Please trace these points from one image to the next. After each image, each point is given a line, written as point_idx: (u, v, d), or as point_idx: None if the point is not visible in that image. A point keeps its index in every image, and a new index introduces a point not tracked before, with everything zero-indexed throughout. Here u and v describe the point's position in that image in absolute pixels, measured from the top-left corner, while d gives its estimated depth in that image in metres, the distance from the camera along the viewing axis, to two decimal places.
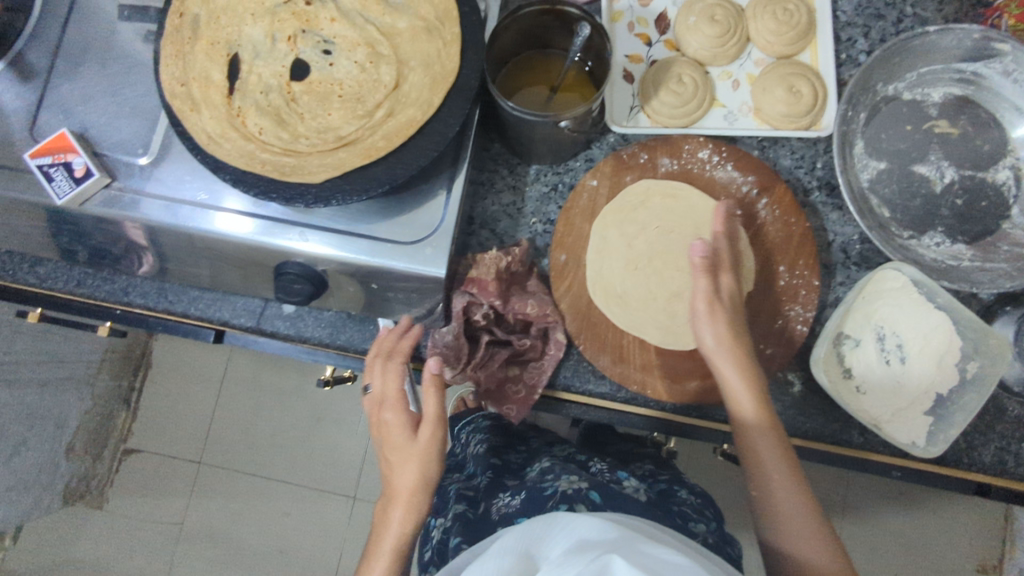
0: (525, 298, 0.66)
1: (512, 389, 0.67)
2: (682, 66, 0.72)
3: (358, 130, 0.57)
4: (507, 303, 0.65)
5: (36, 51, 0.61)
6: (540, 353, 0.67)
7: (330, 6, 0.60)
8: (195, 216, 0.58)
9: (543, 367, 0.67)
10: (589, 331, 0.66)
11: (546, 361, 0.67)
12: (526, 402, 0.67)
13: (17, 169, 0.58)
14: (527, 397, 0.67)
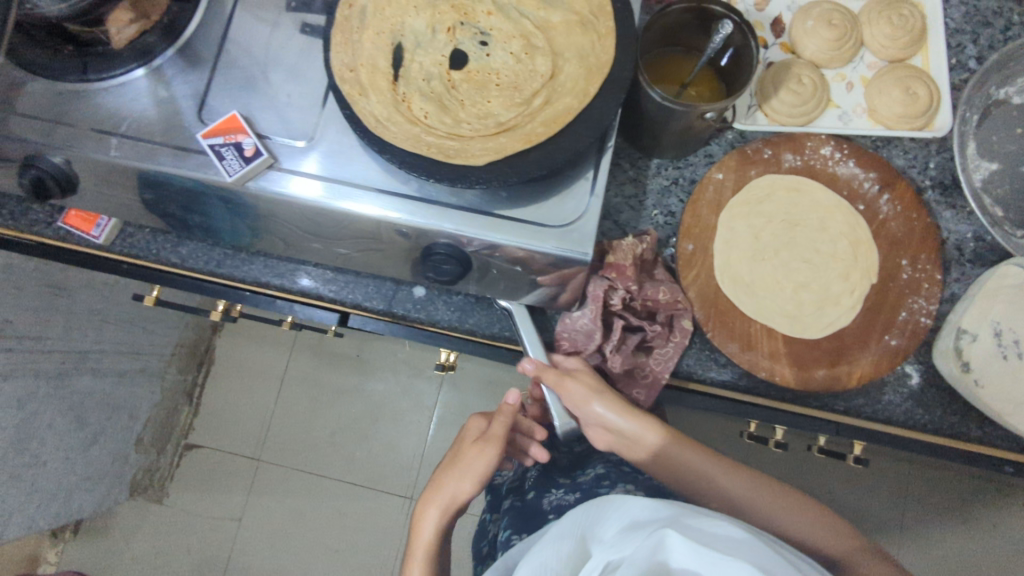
0: (656, 286, 0.68)
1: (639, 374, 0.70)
2: (800, 68, 0.74)
3: (516, 116, 0.59)
4: (639, 291, 0.67)
5: (204, 39, 0.65)
6: (667, 340, 0.69)
7: (487, 1, 0.63)
8: (275, 180, 0.61)
9: (672, 354, 0.69)
10: (715, 319, 0.68)
11: (673, 348, 0.69)
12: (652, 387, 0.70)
13: (187, 149, 0.62)
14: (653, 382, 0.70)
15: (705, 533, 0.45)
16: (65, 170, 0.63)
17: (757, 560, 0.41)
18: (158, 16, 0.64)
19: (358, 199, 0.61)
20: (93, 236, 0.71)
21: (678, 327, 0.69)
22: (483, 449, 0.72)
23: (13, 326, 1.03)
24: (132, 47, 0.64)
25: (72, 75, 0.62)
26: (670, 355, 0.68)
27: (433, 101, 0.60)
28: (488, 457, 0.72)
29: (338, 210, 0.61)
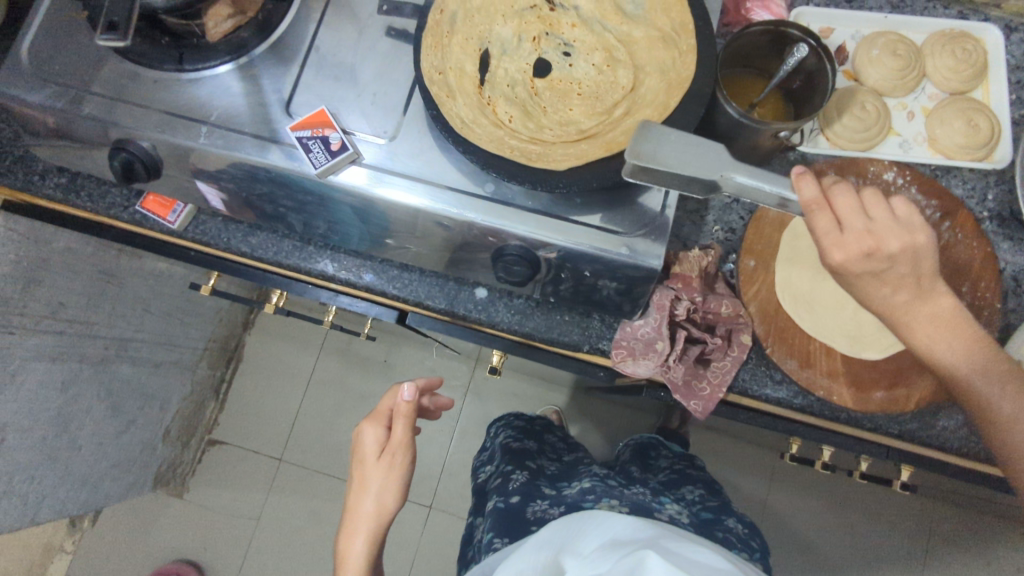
0: (718, 299, 0.69)
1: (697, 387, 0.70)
2: (865, 94, 0.76)
3: (597, 125, 0.61)
4: (702, 302, 0.68)
5: (294, 37, 0.68)
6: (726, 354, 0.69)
7: (572, 13, 0.65)
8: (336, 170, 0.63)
9: (730, 367, 0.69)
10: (775, 334, 0.68)
11: (732, 362, 0.69)
12: (709, 401, 0.70)
13: (275, 140, 0.64)
14: (710, 396, 0.69)
15: (687, 550, 0.52)
16: (153, 156, 0.66)
17: None
18: (253, 12, 0.67)
19: (399, 189, 0.63)
20: (169, 221, 0.74)
21: (738, 341, 0.69)
22: (395, 456, 0.75)
23: (66, 309, 1.05)
24: (227, 41, 0.66)
25: (168, 65, 0.65)
26: (729, 369, 0.69)
27: (516, 107, 0.62)
28: (398, 466, 0.75)
29: (376, 196, 0.63)
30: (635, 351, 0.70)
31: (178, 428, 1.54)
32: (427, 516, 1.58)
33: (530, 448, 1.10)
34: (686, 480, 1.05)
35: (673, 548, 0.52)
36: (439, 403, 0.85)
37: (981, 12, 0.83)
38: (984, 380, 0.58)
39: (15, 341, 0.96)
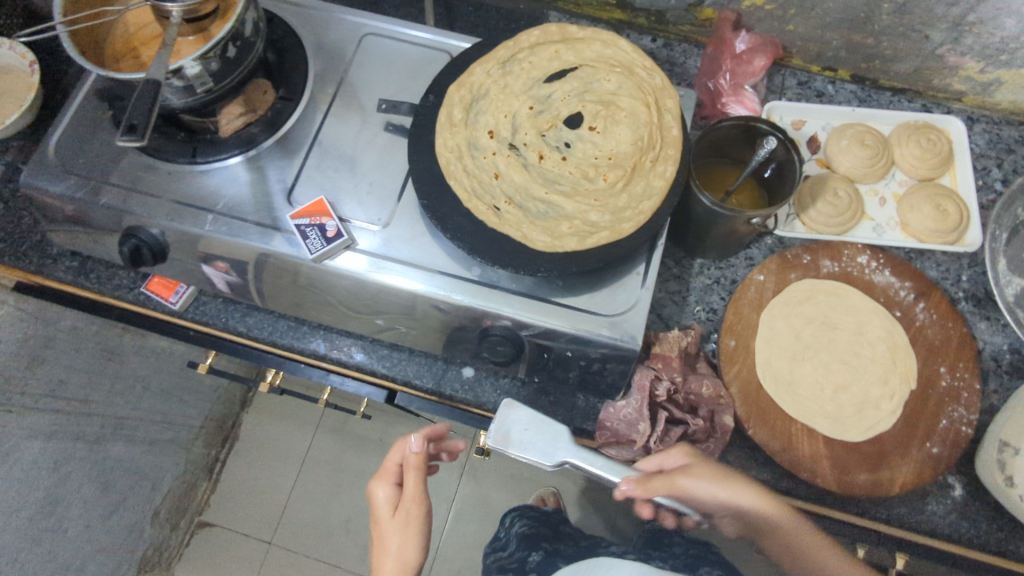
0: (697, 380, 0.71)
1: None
2: (837, 182, 0.81)
3: (577, 213, 0.65)
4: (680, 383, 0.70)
5: (298, 133, 0.73)
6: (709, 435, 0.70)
7: (550, 110, 0.69)
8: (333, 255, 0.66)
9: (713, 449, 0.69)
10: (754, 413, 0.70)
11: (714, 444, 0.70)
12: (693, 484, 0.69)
13: (275, 227, 0.68)
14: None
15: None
16: (160, 241, 0.69)
17: None
18: (263, 110, 0.73)
19: (400, 275, 0.66)
20: (170, 302, 0.77)
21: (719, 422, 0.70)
22: (409, 512, 0.71)
23: (66, 387, 1.07)
24: (237, 136, 0.71)
25: (182, 158, 0.70)
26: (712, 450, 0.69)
27: (502, 196, 0.66)
28: (414, 524, 0.70)
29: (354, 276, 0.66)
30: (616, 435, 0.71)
31: (168, 509, 1.51)
32: None
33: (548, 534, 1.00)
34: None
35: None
36: (446, 447, 0.79)
37: (943, 106, 0.89)
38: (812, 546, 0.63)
39: (12, 420, 0.97)
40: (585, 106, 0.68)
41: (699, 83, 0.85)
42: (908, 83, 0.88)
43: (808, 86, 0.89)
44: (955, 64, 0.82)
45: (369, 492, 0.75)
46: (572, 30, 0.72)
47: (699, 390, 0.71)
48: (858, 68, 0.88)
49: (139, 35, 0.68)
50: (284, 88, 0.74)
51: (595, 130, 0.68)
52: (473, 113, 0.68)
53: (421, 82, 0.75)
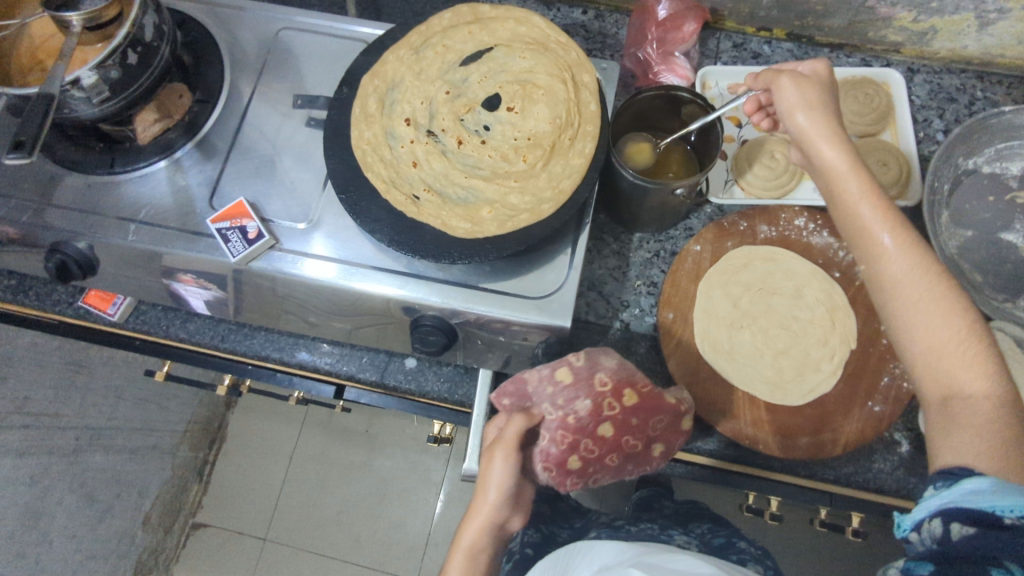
0: (574, 394, 0.62)
1: (625, 469, 0.64)
2: (774, 145, 0.79)
3: (497, 197, 0.65)
4: (556, 408, 0.62)
5: (219, 135, 0.72)
6: (626, 436, 0.62)
7: (468, 95, 0.69)
8: (290, 263, 0.65)
9: (646, 438, 0.63)
10: (641, 394, 0.63)
11: (640, 437, 0.63)
12: (655, 462, 0.65)
13: (199, 232, 0.67)
14: (651, 460, 0.65)
15: (673, 561, 0.53)
16: (87, 254, 0.68)
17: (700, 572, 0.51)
18: (179, 115, 0.72)
19: (376, 281, 0.65)
20: (108, 314, 0.77)
21: (630, 419, 0.63)
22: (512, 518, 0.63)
23: (33, 402, 1.06)
24: (155, 143, 0.71)
25: (100, 169, 0.69)
26: (647, 437, 0.63)
27: (422, 185, 0.65)
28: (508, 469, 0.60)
29: (277, 275, 0.66)
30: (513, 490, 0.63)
31: (158, 514, 1.52)
32: None
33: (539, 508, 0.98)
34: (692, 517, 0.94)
35: (657, 562, 0.53)
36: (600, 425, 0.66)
37: (883, 58, 0.87)
38: (938, 341, 0.52)
39: None
40: (502, 87, 0.69)
41: (627, 54, 0.84)
42: (845, 38, 0.86)
43: (743, 48, 0.87)
44: (887, 15, 0.80)
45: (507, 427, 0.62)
46: (484, 9, 0.71)
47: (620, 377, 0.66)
48: (792, 26, 0.86)
49: (44, 48, 0.68)
50: (202, 90, 0.73)
51: (513, 111, 0.68)
52: (389, 103, 0.68)
53: (338, 75, 0.75)
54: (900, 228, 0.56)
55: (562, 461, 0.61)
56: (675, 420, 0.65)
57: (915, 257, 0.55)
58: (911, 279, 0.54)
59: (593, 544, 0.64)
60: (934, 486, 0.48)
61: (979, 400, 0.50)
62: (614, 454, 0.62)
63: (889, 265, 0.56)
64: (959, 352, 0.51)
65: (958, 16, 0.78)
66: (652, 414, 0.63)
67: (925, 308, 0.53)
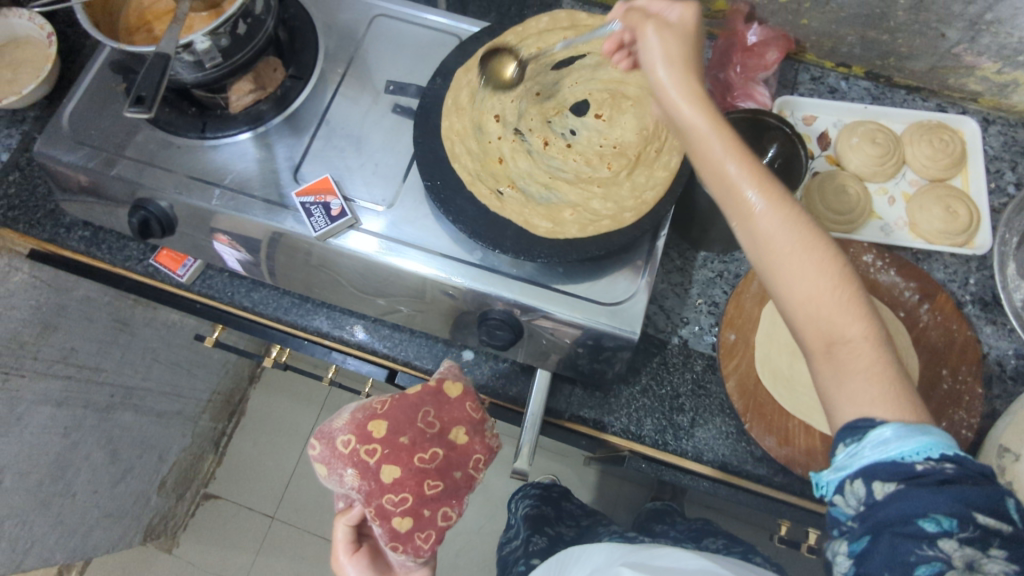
0: (336, 473, 0.61)
1: (459, 483, 0.63)
2: (846, 179, 0.80)
3: (579, 202, 0.65)
4: (344, 491, 0.61)
5: (308, 111, 0.74)
6: (416, 458, 0.61)
7: (557, 99, 0.71)
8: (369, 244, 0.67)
9: (442, 440, 0.63)
10: (391, 402, 0.63)
11: (430, 445, 0.62)
12: (482, 444, 0.64)
13: (282, 205, 0.69)
14: (477, 446, 0.64)
15: (658, 557, 0.56)
16: (167, 213, 0.70)
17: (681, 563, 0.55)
18: (272, 88, 0.74)
19: (412, 258, 0.66)
20: (178, 275, 0.79)
21: (396, 439, 0.61)
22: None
23: (78, 354, 1.07)
24: (246, 113, 0.72)
25: (191, 133, 0.71)
26: (440, 428, 0.63)
27: (505, 180, 0.66)
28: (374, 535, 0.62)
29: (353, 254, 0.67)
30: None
31: (173, 480, 1.53)
32: None
33: (548, 517, 1.00)
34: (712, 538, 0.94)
35: (644, 560, 0.57)
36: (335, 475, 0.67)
37: (958, 106, 0.88)
38: (823, 297, 0.48)
39: (24, 385, 0.98)
40: (592, 94, 0.71)
41: (709, 75, 0.84)
42: (924, 82, 0.87)
43: (821, 82, 0.88)
44: (972, 63, 0.81)
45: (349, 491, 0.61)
46: (581, 16, 0.72)
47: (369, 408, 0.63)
48: (873, 65, 0.87)
49: (152, 10, 0.70)
50: (295, 67, 0.75)
51: (601, 118, 0.70)
52: (480, 98, 0.69)
53: (429, 65, 0.76)
54: (767, 184, 0.49)
55: (395, 529, 0.61)
56: (440, 396, 0.65)
57: (781, 215, 0.48)
58: (790, 241, 0.48)
59: (586, 549, 0.68)
60: (843, 443, 0.46)
61: (860, 343, 0.47)
62: (429, 480, 0.61)
63: (757, 225, 0.49)
64: (834, 299, 0.48)
65: None
66: (419, 409, 0.63)
67: (814, 271, 0.48)
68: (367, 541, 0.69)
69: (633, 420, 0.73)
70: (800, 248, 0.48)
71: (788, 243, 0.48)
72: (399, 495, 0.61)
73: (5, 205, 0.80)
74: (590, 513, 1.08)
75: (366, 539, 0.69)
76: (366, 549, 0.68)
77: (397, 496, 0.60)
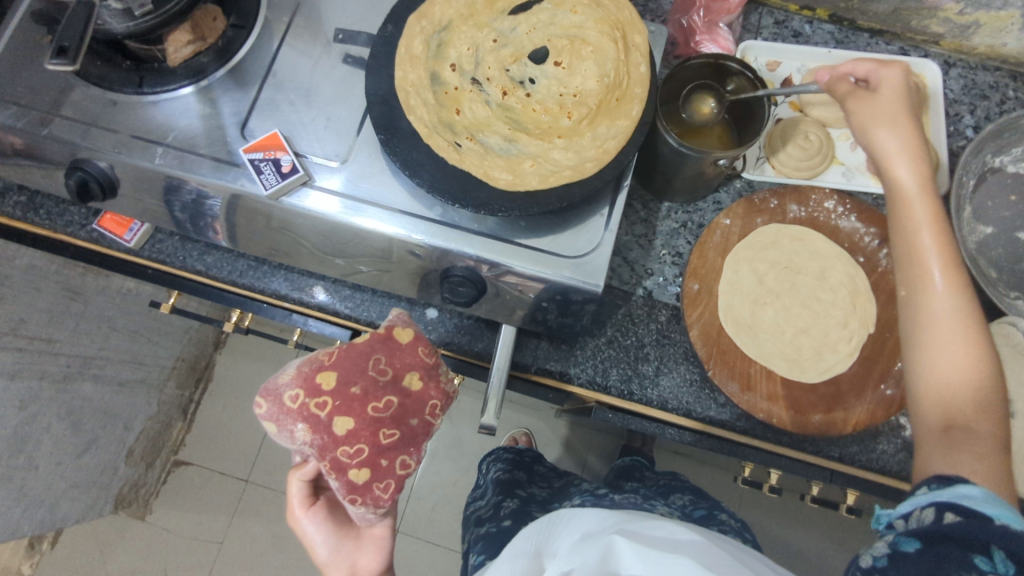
0: (286, 428, 0.60)
1: (416, 429, 0.63)
2: (809, 125, 0.80)
3: (540, 152, 0.64)
4: (297, 446, 0.60)
5: (253, 62, 0.70)
6: (369, 407, 0.60)
7: (512, 44, 0.68)
8: (322, 201, 0.64)
9: (395, 388, 0.62)
10: (339, 352, 0.62)
11: (383, 393, 0.61)
12: (436, 389, 0.64)
13: (230, 162, 0.65)
14: (432, 392, 0.64)
15: (653, 528, 0.53)
16: (108, 175, 0.67)
17: (697, 557, 0.47)
18: (212, 39, 0.69)
19: (370, 216, 0.64)
20: (125, 240, 0.76)
21: (347, 389, 0.60)
22: (374, 529, 0.71)
23: (27, 325, 1.03)
24: (186, 66, 0.68)
25: (127, 88, 0.67)
26: (392, 375, 0.62)
27: (464, 132, 0.64)
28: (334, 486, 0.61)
29: (304, 212, 0.65)
30: (354, 531, 0.72)
31: (142, 448, 1.51)
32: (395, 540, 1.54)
33: (519, 481, 1.02)
34: (673, 489, 0.95)
35: (639, 530, 0.53)
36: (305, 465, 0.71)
37: (920, 49, 0.87)
38: (964, 413, 0.53)
39: None
40: (551, 41, 0.67)
41: (672, 20, 0.83)
42: (887, 25, 0.86)
43: (785, 25, 0.87)
44: (934, 4, 0.80)
45: (298, 445, 0.61)
46: None
47: (322, 357, 0.62)
48: (836, 7, 0.85)
49: None
50: (237, 16, 0.70)
51: (560, 66, 0.67)
52: (435, 46, 0.66)
53: (381, 12, 0.72)
54: (952, 269, 0.56)
55: (352, 482, 0.60)
56: (390, 343, 0.64)
57: (961, 300, 0.55)
58: (953, 320, 0.55)
59: (577, 512, 0.64)
60: (927, 486, 0.49)
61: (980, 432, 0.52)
62: (385, 429, 0.61)
63: (932, 302, 0.56)
64: (968, 391, 0.54)
65: (1004, 13, 0.78)
66: (369, 357, 0.62)
67: (976, 363, 0.54)
68: (325, 495, 0.74)
69: (599, 371, 0.73)
70: (948, 375, 0.55)
71: (939, 366, 0.55)
72: (354, 446, 0.60)
73: None
74: (553, 472, 1.12)
75: (323, 494, 0.74)
76: (322, 502, 0.72)
77: (352, 448, 0.60)
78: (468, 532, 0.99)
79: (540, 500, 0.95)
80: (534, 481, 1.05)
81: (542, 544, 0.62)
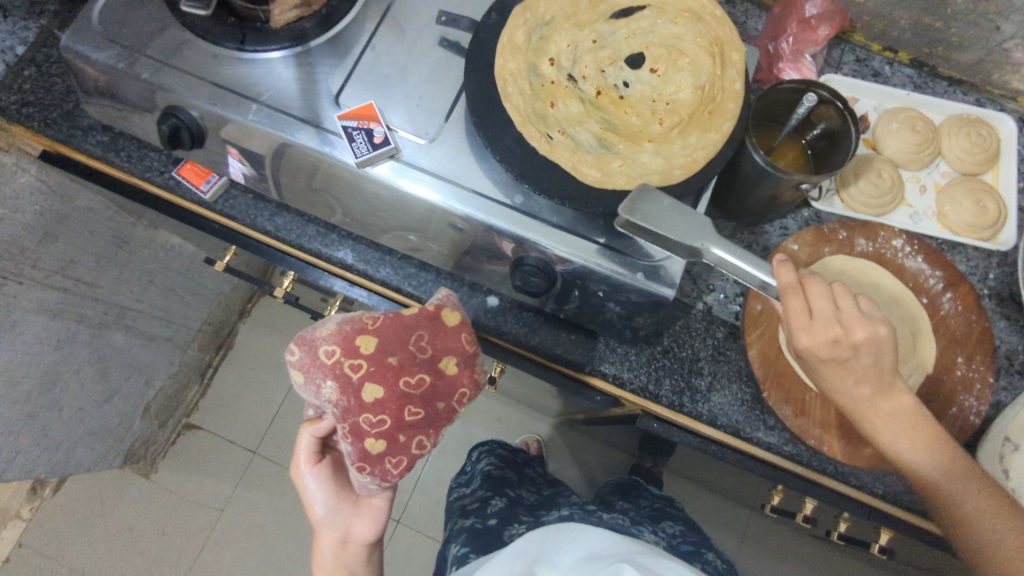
0: (314, 381, 0.60)
1: (440, 414, 0.63)
2: (882, 163, 0.80)
3: (629, 153, 0.64)
4: (320, 401, 0.61)
5: (353, 31, 0.71)
6: (401, 381, 0.61)
7: (610, 45, 0.67)
8: (407, 175, 0.65)
9: (431, 367, 0.62)
10: (384, 319, 0.62)
11: (418, 370, 0.62)
12: (469, 377, 0.64)
13: (323, 128, 0.66)
14: (464, 379, 0.64)
15: (663, 567, 0.53)
16: (199, 125, 0.68)
17: None
18: (318, 6, 0.70)
19: (454, 197, 0.65)
20: (200, 190, 0.78)
21: (384, 357, 0.61)
22: (373, 500, 0.73)
23: (77, 268, 1.04)
24: (288, 29, 0.69)
25: (230, 43, 0.68)
26: (431, 354, 0.62)
27: (557, 125, 0.65)
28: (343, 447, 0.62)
29: (393, 185, 0.66)
30: (353, 497, 0.73)
31: (158, 407, 1.52)
32: (395, 530, 1.53)
33: (510, 479, 1.02)
34: (665, 516, 0.97)
35: (649, 563, 0.52)
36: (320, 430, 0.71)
37: (996, 103, 0.88)
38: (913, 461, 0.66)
39: (21, 293, 0.95)
40: (648, 47, 0.66)
41: (758, 44, 0.84)
42: (967, 75, 0.87)
43: (866, 64, 0.88)
44: (1019, 61, 0.81)
45: (317, 398, 0.61)
46: None
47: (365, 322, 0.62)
48: (919, 52, 0.87)
49: None
50: None
51: (655, 73, 0.65)
52: (536, 38, 0.67)
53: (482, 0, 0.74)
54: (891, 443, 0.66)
55: (366, 450, 0.61)
56: (437, 323, 0.63)
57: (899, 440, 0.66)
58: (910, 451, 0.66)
59: (583, 527, 0.63)
60: None
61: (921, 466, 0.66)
62: (411, 407, 0.61)
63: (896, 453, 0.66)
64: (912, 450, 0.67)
65: None
66: (413, 332, 0.62)
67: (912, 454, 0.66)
68: (330, 454, 0.75)
69: (652, 379, 0.74)
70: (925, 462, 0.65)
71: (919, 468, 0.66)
72: (378, 416, 0.60)
73: (20, 99, 0.78)
74: (541, 477, 1.12)
75: (328, 453, 0.75)
76: (328, 462, 0.73)
77: (376, 416, 0.60)
78: (451, 520, 1.00)
79: (526, 503, 0.95)
80: (523, 482, 1.05)
81: (540, 553, 0.61)
